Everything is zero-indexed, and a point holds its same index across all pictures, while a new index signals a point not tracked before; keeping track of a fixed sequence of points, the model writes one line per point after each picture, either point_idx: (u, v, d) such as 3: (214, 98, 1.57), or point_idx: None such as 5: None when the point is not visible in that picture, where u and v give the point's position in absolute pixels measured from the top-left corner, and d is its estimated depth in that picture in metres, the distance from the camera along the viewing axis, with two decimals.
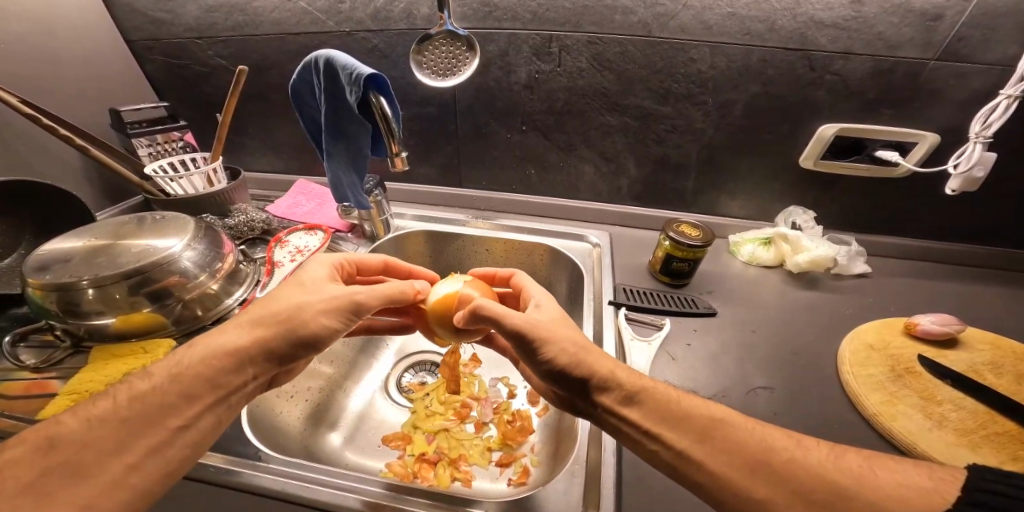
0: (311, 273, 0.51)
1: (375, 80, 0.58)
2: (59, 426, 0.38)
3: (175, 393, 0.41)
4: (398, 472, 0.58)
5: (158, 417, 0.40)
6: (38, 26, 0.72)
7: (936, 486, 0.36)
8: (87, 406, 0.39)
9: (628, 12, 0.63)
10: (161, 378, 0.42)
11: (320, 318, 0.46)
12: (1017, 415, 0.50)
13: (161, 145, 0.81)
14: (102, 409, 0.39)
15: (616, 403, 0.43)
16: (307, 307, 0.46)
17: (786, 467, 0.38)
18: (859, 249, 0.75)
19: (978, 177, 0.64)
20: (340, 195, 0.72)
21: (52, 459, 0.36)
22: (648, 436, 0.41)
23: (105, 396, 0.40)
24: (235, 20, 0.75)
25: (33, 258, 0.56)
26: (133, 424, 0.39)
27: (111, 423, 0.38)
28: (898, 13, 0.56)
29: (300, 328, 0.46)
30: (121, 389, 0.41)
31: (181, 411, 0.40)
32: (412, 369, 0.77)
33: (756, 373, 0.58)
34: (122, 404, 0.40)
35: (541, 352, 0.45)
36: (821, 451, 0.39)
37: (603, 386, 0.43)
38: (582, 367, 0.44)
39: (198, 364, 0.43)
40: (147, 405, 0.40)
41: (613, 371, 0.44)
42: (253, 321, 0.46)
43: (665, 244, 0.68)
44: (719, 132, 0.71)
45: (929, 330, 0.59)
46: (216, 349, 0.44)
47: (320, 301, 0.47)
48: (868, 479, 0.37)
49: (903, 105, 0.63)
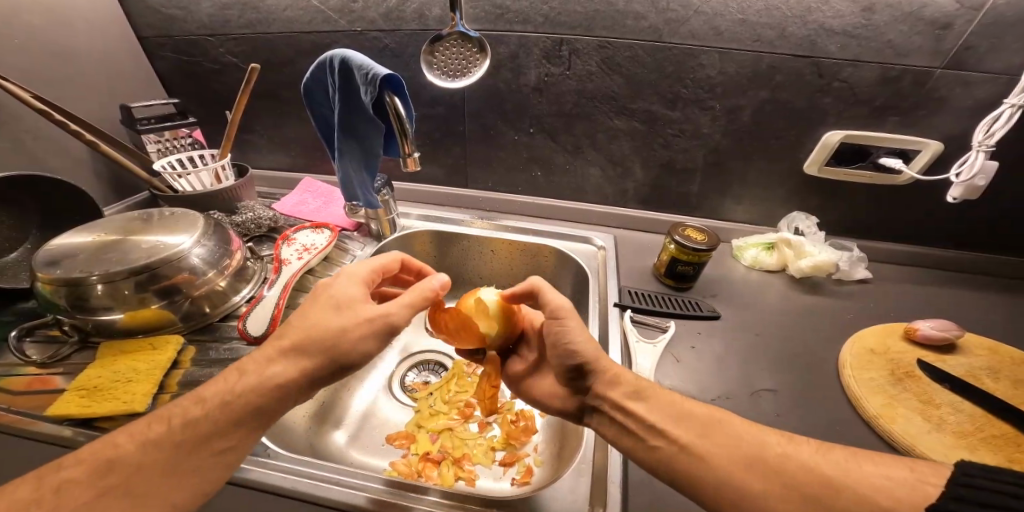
0: (343, 292, 0.48)
1: (390, 81, 0.59)
2: (116, 449, 0.38)
3: (217, 414, 0.41)
4: (402, 470, 0.58)
5: (205, 440, 0.40)
6: (51, 21, 0.72)
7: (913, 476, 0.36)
8: (143, 428, 0.40)
9: (639, 17, 0.64)
10: (211, 404, 0.41)
11: (359, 344, 0.45)
12: (1015, 420, 0.51)
13: (169, 141, 0.81)
14: (156, 432, 0.39)
15: (625, 398, 0.45)
16: (347, 334, 0.45)
17: (779, 464, 0.38)
18: (860, 256, 0.77)
19: (980, 185, 0.66)
20: (351, 193, 0.73)
21: (105, 482, 0.37)
22: (655, 432, 0.42)
23: (160, 419, 0.40)
24: (247, 18, 0.76)
25: (43, 252, 0.56)
26: (184, 449, 0.39)
27: (163, 448, 0.39)
28: (908, 21, 0.57)
29: (344, 355, 0.45)
30: (176, 413, 0.41)
31: (229, 437, 0.40)
32: (415, 368, 0.77)
33: (760, 375, 0.59)
34: (176, 428, 0.40)
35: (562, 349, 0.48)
36: (811, 446, 0.39)
37: (609, 380, 0.46)
38: (597, 363, 0.47)
39: (249, 384, 0.42)
40: (196, 429, 0.40)
41: (622, 372, 0.47)
42: (293, 348, 0.44)
43: (670, 247, 0.69)
44: (725, 136, 0.72)
45: (928, 335, 0.60)
46: (268, 379, 0.43)
47: (357, 327, 0.45)
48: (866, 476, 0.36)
49: (908, 113, 0.64)
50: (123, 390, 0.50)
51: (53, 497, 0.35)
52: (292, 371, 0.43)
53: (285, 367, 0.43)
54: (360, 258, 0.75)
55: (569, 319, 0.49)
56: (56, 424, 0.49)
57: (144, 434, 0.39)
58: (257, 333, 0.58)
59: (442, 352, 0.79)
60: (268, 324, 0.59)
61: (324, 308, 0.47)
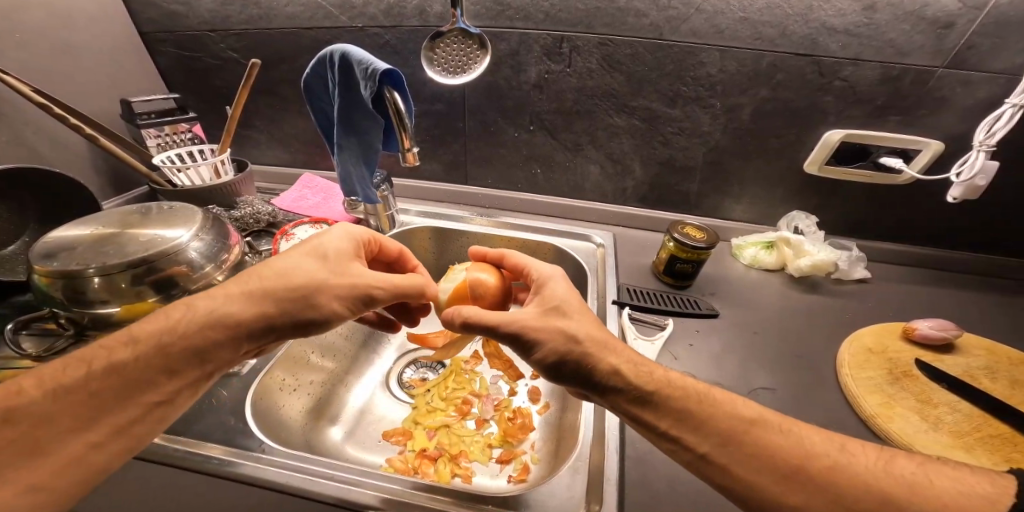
0: (338, 252, 0.49)
1: (390, 75, 0.59)
2: (27, 395, 0.37)
3: (145, 359, 0.40)
4: (398, 467, 0.58)
5: (132, 389, 0.40)
6: (53, 16, 0.72)
7: (922, 472, 0.36)
8: (58, 373, 0.39)
9: (640, 15, 0.64)
10: (142, 348, 0.41)
11: (332, 301, 0.46)
12: (1012, 419, 0.51)
13: (169, 136, 0.81)
14: (73, 378, 0.39)
15: (627, 402, 0.42)
16: (322, 288, 0.45)
17: (830, 475, 0.37)
18: (859, 255, 0.77)
19: (980, 185, 0.65)
20: (349, 189, 0.73)
21: (17, 429, 0.36)
22: (667, 437, 0.41)
23: (79, 363, 0.40)
24: (248, 13, 0.75)
25: (40, 245, 0.56)
26: (110, 396, 0.39)
27: (83, 396, 0.38)
28: (911, 20, 0.57)
29: (310, 306, 0.45)
30: (98, 357, 0.40)
31: (160, 385, 0.41)
32: (413, 364, 0.76)
33: (758, 373, 0.59)
34: (96, 375, 0.39)
35: (532, 349, 0.44)
36: (870, 456, 0.38)
37: (607, 385, 0.42)
38: (580, 364, 0.42)
39: (186, 331, 0.42)
40: (120, 379, 0.40)
41: (619, 371, 0.42)
42: (262, 293, 0.44)
43: (669, 245, 0.69)
44: (725, 135, 0.72)
45: (926, 335, 0.60)
46: (211, 323, 0.42)
47: (337, 282, 0.46)
48: (919, 488, 0.35)
49: (909, 113, 0.64)
50: None
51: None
52: (247, 315, 0.43)
53: (238, 307, 0.43)
54: None
55: (525, 333, 0.44)
56: None
57: (60, 380, 0.39)
58: None
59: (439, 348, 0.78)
60: None
61: (313, 255, 0.47)
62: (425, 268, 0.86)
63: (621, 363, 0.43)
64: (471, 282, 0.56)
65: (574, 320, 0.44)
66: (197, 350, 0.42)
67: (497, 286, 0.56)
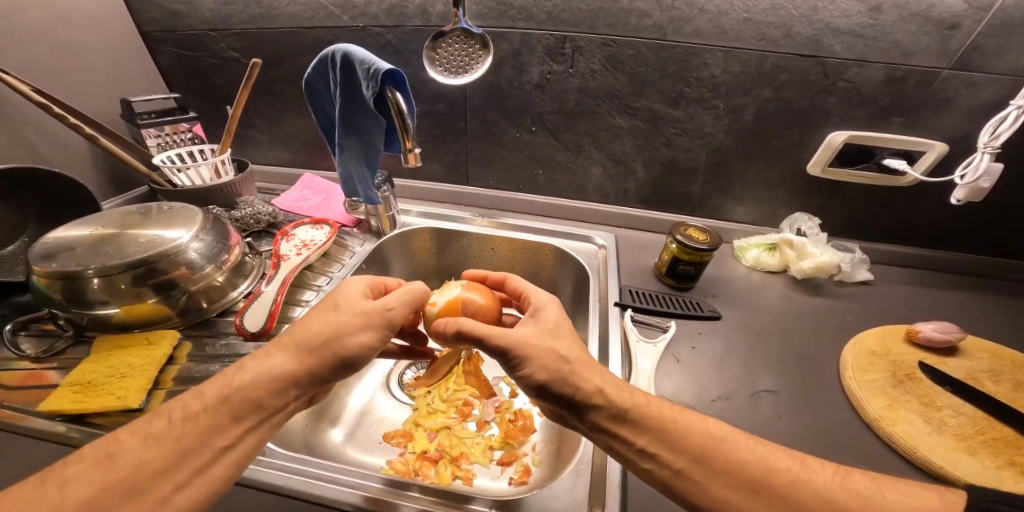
0: (355, 295, 0.47)
1: (392, 75, 0.58)
2: (118, 443, 0.37)
3: (219, 408, 0.40)
4: (399, 468, 0.58)
5: (208, 433, 0.39)
6: (53, 15, 0.71)
7: (876, 486, 0.37)
8: (143, 425, 0.39)
9: (643, 15, 0.64)
10: (214, 397, 0.40)
11: (355, 338, 0.44)
12: (1016, 421, 0.50)
13: (169, 136, 0.80)
14: (157, 426, 0.38)
15: (606, 420, 0.41)
16: (342, 328, 0.44)
17: (791, 490, 0.37)
18: (862, 257, 0.76)
19: (984, 187, 0.65)
20: (350, 190, 0.72)
21: (110, 476, 0.35)
22: (643, 454, 0.40)
23: (160, 414, 0.39)
24: (249, 12, 0.75)
25: (39, 246, 0.55)
26: (189, 443, 0.38)
27: (167, 442, 0.37)
28: (916, 21, 0.56)
29: (339, 348, 0.44)
30: (176, 407, 0.40)
31: (231, 430, 0.40)
32: (414, 366, 0.76)
33: (761, 376, 0.58)
34: (177, 422, 0.39)
35: (520, 367, 0.43)
36: (827, 470, 0.38)
37: (588, 404, 0.42)
38: (563, 384, 0.42)
39: (249, 379, 0.41)
40: (198, 425, 0.39)
41: (602, 389, 0.42)
42: (295, 343, 0.43)
43: (672, 246, 0.68)
44: (728, 136, 0.72)
45: (930, 337, 0.60)
46: (267, 372, 0.42)
47: (352, 320, 0.45)
48: (875, 502, 0.36)
49: (913, 114, 0.63)
50: (118, 385, 0.49)
51: (57, 493, 0.34)
52: (292, 363, 0.43)
53: (282, 358, 0.43)
54: (359, 255, 0.74)
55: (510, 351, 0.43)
56: (50, 420, 0.48)
57: (146, 429, 0.38)
58: (253, 328, 0.58)
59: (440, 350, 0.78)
60: (264, 320, 0.58)
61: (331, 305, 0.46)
62: (426, 269, 0.86)
63: (605, 384, 0.43)
64: (465, 299, 0.56)
65: (561, 343, 0.44)
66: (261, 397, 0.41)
67: (490, 308, 0.56)
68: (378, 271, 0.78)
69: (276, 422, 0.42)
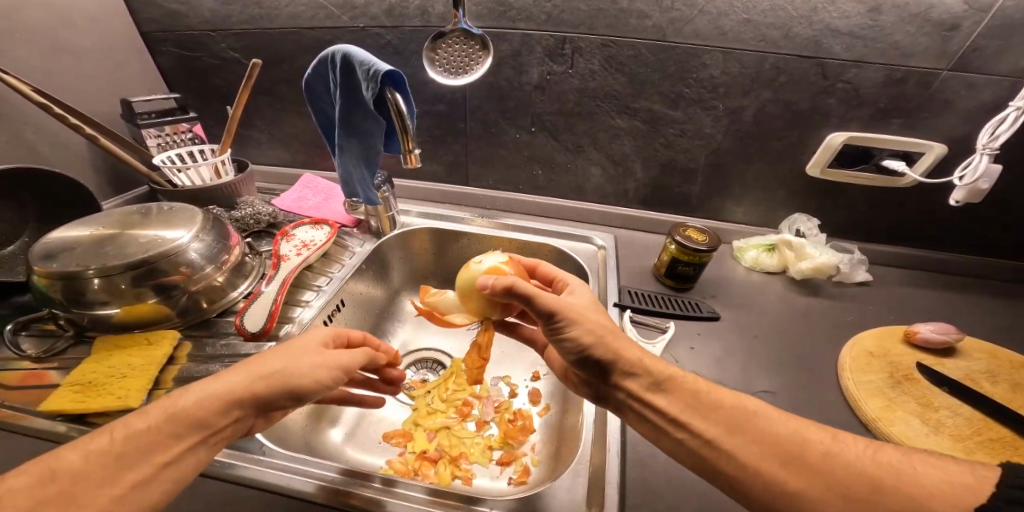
0: (314, 341, 0.46)
1: (391, 76, 0.58)
2: (60, 458, 0.34)
3: (161, 426, 0.37)
4: (399, 468, 0.58)
5: (151, 451, 0.36)
6: (54, 14, 0.71)
7: (908, 460, 0.36)
8: (83, 441, 0.36)
9: (643, 16, 0.64)
10: (157, 414, 0.37)
11: (310, 372, 0.43)
12: (1013, 422, 0.51)
13: (169, 136, 0.81)
14: (98, 442, 0.36)
15: (644, 389, 0.43)
16: (299, 361, 0.43)
17: (821, 463, 0.37)
18: (861, 257, 0.77)
19: (983, 188, 0.65)
20: (350, 190, 0.72)
21: (46, 492, 0.32)
22: (676, 424, 0.41)
23: (103, 429, 0.37)
24: (250, 13, 0.75)
25: (40, 246, 0.55)
26: (130, 459, 0.35)
27: (104, 457, 0.35)
28: (915, 22, 0.57)
29: (293, 378, 0.42)
30: (119, 422, 0.37)
31: (175, 448, 0.37)
32: (414, 366, 0.76)
33: (760, 376, 0.59)
34: (117, 437, 0.36)
35: (566, 330, 0.44)
36: (859, 445, 0.38)
37: (628, 371, 0.44)
38: (604, 351, 0.44)
39: (196, 398, 0.39)
40: (140, 440, 0.36)
41: (641, 359, 0.44)
42: (247, 369, 0.41)
43: (671, 247, 0.68)
44: (727, 136, 0.72)
45: (927, 338, 0.60)
46: (213, 391, 0.39)
47: (309, 359, 0.43)
48: (908, 475, 0.35)
49: (911, 116, 0.64)
50: (118, 385, 0.50)
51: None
52: (240, 387, 0.40)
53: (231, 381, 0.40)
54: (359, 255, 0.74)
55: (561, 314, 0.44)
56: (51, 420, 0.49)
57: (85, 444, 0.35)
58: (253, 328, 0.58)
59: (439, 350, 0.78)
60: (263, 320, 0.58)
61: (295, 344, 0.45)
62: (425, 269, 0.86)
63: (645, 356, 0.45)
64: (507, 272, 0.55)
65: (603, 317, 0.46)
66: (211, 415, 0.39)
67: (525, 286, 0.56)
68: (378, 271, 0.78)
69: (219, 442, 0.39)
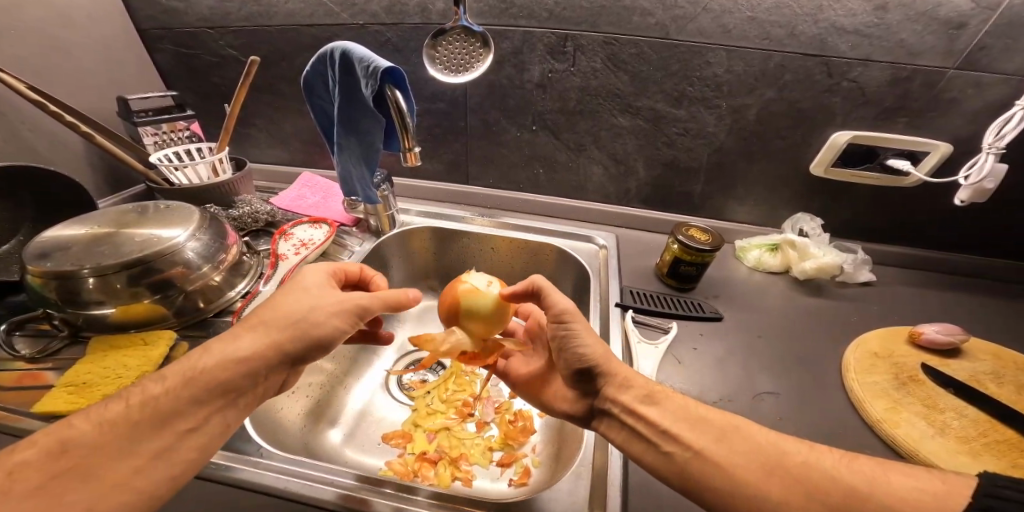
0: (316, 283, 0.49)
1: (391, 74, 0.58)
2: (70, 429, 0.36)
3: (180, 392, 0.40)
4: (398, 470, 0.57)
5: (168, 419, 0.39)
6: (49, 11, 0.70)
7: (882, 469, 0.36)
8: (99, 410, 0.38)
9: (646, 14, 0.63)
10: (173, 381, 0.40)
11: (330, 321, 0.46)
12: (1018, 424, 0.50)
13: (167, 134, 0.79)
14: (113, 412, 0.38)
15: (636, 401, 0.44)
16: (317, 310, 0.46)
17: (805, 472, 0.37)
18: (864, 258, 0.76)
19: (989, 188, 0.65)
20: (349, 188, 0.72)
21: (62, 462, 0.35)
22: (666, 436, 0.41)
23: (116, 400, 0.39)
24: (249, 10, 0.74)
25: (35, 245, 0.55)
26: (142, 429, 0.38)
27: (119, 428, 0.37)
28: (922, 20, 0.56)
29: (312, 332, 0.45)
30: (133, 393, 0.39)
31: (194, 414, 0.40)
32: (413, 366, 0.75)
33: (763, 377, 0.58)
34: (132, 408, 0.38)
35: (575, 343, 0.46)
36: (834, 455, 0.38)
37: (624, 385, 0.45)
38: (608, 365, 0.46)
39: (214, 362, 0.42)
40: (157, 409, 0.39)
41: (634, 375, 0.46)
42: (264, 325, 0.44)
43: (673, 247, 0.68)
44: (730, 135, 0.71)
45: (933, 339, 0.59)
46: (233, 354, 0.42)
47: (328, 307, 0.46)
48: (885, 486, 0.35)
49: (917, 115, 0.63)
50: (113, 387, 0.49)
51: (6, 480, 0.33)
52: (257, 347, 0.43)
53: (248, 341, 0.43)
54: (359, 254, 0.74)
55: (575, 321, 0.47)
56: (44, 421, 0.48)
57: (101, 414, 0.38)
58: None
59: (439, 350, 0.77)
60: None
61: (298, 286, 0.48)
62: (425, 269, 0.85)
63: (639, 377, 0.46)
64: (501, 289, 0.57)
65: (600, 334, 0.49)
66: (224, 381, 0.41)
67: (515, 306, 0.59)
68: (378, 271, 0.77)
69: (240, 404, 0.43)
